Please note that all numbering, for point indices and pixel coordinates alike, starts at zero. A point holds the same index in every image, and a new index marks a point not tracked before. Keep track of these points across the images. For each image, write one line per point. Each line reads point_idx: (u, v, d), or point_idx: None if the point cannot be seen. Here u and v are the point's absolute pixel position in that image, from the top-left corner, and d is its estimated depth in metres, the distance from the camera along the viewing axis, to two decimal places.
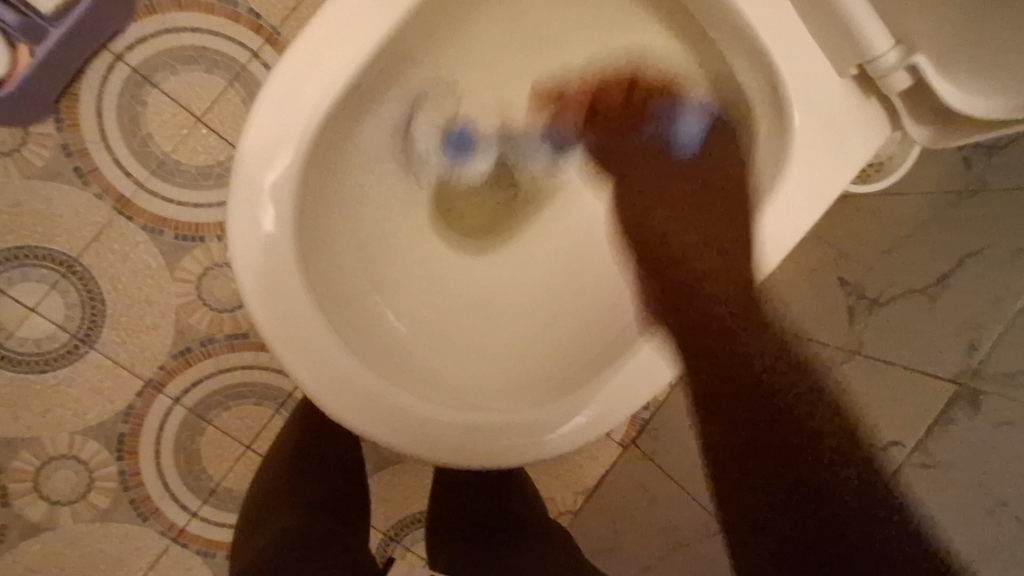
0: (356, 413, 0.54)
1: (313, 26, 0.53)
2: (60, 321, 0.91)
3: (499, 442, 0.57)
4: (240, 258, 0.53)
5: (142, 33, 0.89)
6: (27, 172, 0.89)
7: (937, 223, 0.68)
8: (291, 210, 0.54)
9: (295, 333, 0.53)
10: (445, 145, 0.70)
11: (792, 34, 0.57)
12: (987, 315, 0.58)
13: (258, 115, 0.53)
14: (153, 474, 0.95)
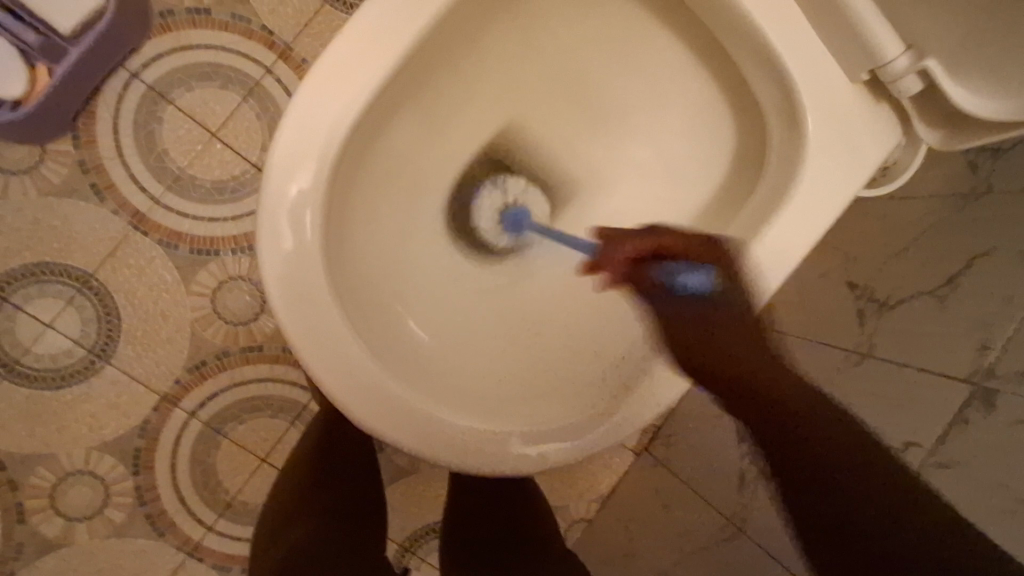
0: (384, 420, 0.55)
1: (336, 43, 0.54)
2: (77, 337, 0.91)
3: (528, 448, 0.57)
4: (267, 269, 0.54)
5: (157, 51, 0.91)
6: (45, 189, 0.90)
7: (947, 224, 0.69)
8: (318, 221, 0.55)
9: (323, 342, 0.54)
10: (502, 224, 0.73)
11: (803, 40, 0.58)
12: (1003, 314, 0.59)
13: (282, 130, 0.54)
14: (169, 488, 0.95)
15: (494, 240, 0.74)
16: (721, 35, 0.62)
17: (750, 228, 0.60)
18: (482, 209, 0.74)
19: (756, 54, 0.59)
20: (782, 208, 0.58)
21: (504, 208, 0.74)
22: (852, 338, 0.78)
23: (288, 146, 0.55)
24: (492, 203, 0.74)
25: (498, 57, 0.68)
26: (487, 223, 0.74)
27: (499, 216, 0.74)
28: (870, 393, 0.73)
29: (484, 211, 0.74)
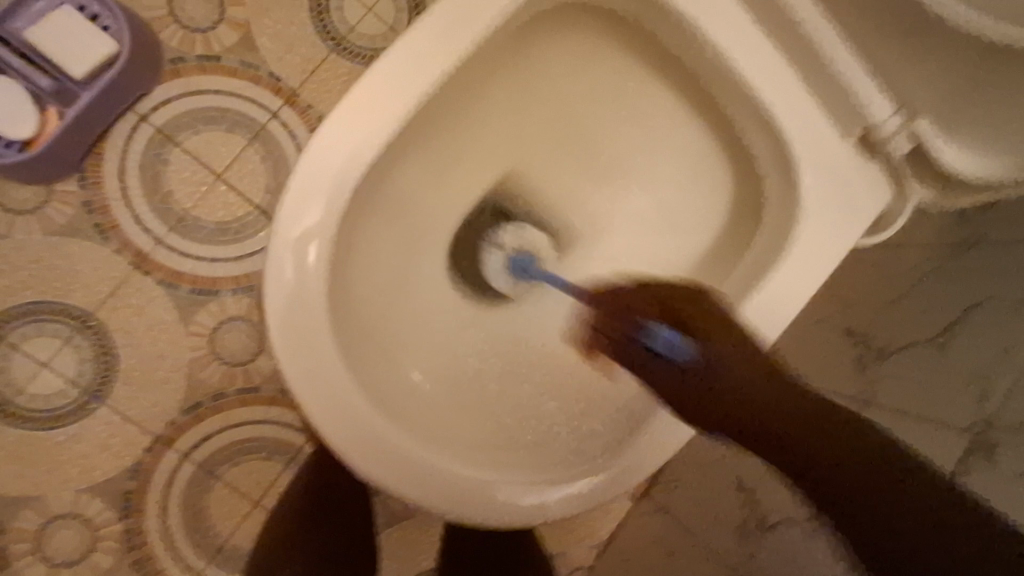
0: (384, 469, 0.54)
1: (349, 99, 0.55)
2: (72, 376, 0.91)
3: (531, 498, 0.57)
4: (273, 318, 0.54)
5: (167, 96, 0.93)
6: (48, 229, 0.90)
7: (938, 275, 0.70)
8: (323, 270, 0.55)
9: (327, 389, 0.54)
10: (511, 270, 0.73)
11: (801, 98, 0.59)
12: (1003, 363, 0.59)
13: (294, 181, 0.55)
14: (159, 532, 0.93)
15: (505, 286, 0.73)
16: (717, 93, 0.63)
17: (749, 279, 0.61)
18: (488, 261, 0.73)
19: (752, 111, 0.61)
20: (780, 260, 0.59)
21: (513, 253, 0.73)
22: (851, 386, 0.78)
23: (298, 196, 0.55)
24: (498, 251, 0.74)
25: (499, 109, 0.70)
26: (495, 272, 0.73)
27: (508, 263, 0.73)
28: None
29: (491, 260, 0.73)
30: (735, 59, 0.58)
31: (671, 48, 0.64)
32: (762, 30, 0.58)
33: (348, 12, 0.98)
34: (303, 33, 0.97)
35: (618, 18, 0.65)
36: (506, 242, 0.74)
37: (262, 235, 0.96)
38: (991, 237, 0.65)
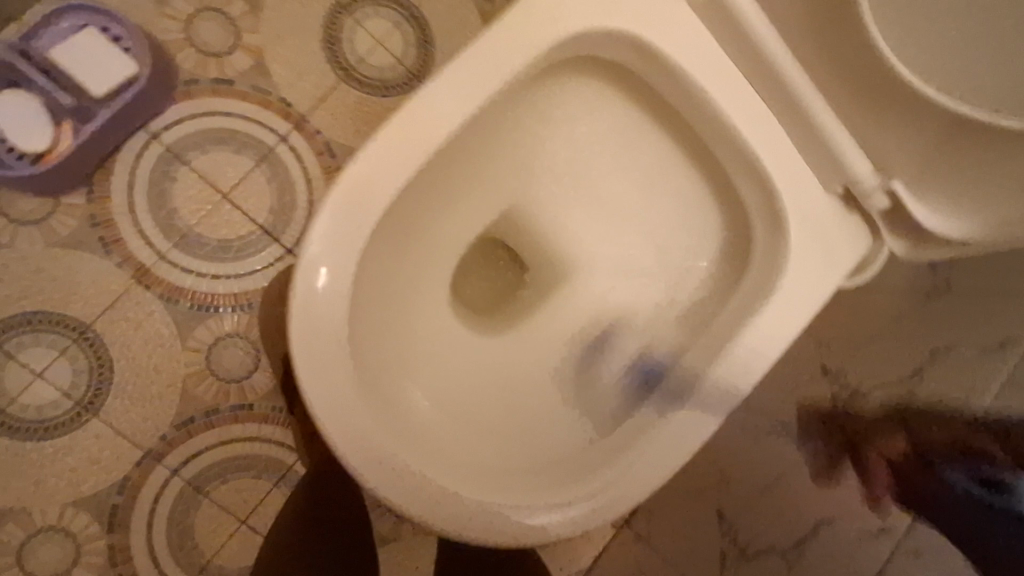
0: (395, 488, 0.56)
1: (376, 138, 0.58)
2: (66, 388, 0.91)
3: (533, 521, 0.59)
4: (295, 341, 0.56)
5: (178, 115, 0.96)
6: (52, 240, 0.91)
7: None
8: (344, 297, 0.58)
9: (340, 408, 0.56)
10: (634, 376, 0.72)
11: (790, 154, 0.63)
12: None
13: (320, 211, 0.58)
14: (143, 548, 0.93)
15: (617, 400, 0.71)
16: (710, 145, 0.68)
17: (739, 319, 0.65)
18: (608, 367, 0.74)
19: (743, 163, 0.65)
20: (767, 304, 0.63)
21: (635, 360, 0.74)
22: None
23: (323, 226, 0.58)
24: (624, 356, 0.74)
25: (507, 149, 0.74)
26: (614, 376, 0.73)
27: (629, 367, 0.73)
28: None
29: (615, 369, 0.74)
30: (730, 116, 0.63)
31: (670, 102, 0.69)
32: (755, 90, 0.63)
33: (359, 44, 1.02)
34: (314, 61, 1.00)
35: (624, 71, 0.70)
36: (631, 350, 0.75)
37: (264, 254, 0.98)
38: None
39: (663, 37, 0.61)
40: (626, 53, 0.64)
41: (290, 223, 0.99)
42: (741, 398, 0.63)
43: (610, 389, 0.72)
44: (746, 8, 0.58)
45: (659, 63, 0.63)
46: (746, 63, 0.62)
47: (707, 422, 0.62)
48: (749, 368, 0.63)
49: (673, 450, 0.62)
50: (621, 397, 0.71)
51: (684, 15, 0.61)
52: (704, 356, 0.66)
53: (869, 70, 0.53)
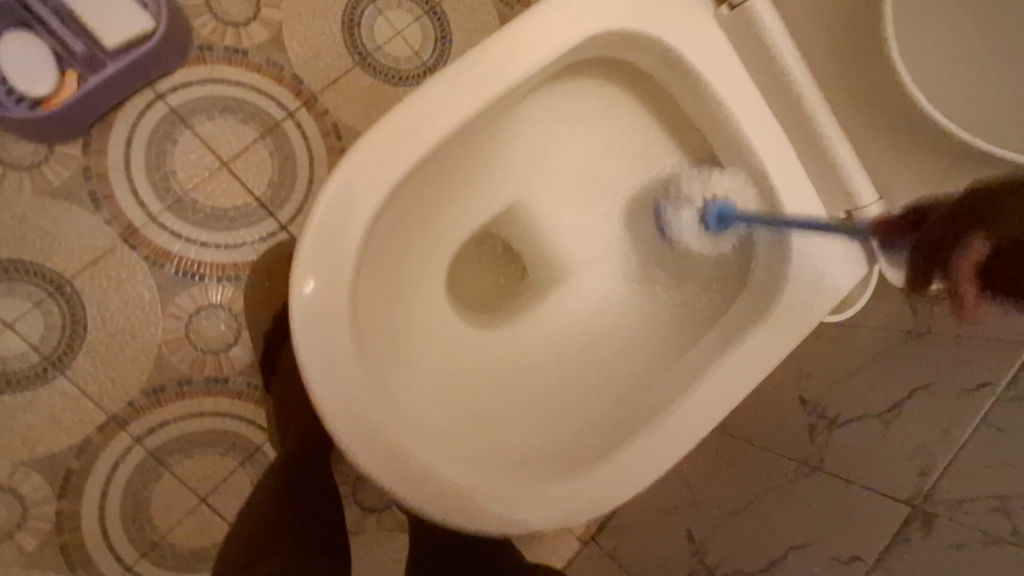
0: (380, 465, 0.55)
1: (401, 108, 0.58)
2: (35, 342, 0.88)
3: (515, 511, 0.58)
4: (299, 302, 0.55)
5: (187, 79, 0.94)
6: (40, 188, 0.89)
7: (884, 359, 0.73)
8: (350, 267, 0.57)
9: (335, 375, 0.55)
10: (706, 226, 0.69)
11: (798, 175, 0.65)
12: (941, 445, 0.63)
13: (338, 175, 0.57)
14: (94, 518, 0.89)
15: (703, 245, 0.70)
16: (721, 159, 0.69)
17: (733, 333, 0.66)
18: (679, 227, 0.70)
19: (751, 180, 0.66)
20: (762, 320, 0.64)
21: (702, 207, 0.68)
22: (804, 450, 0.81)
23: (340, 189, 0.57)
24: (687, 212, 0.70)
25: (520, 143, 0.75)
26: (687, 231, 0.70)
27: (698, 214, 0.69)
28: (817, 503, 0.77)
29: (681, 227, 0.70)
30: (744, 131, 0.64)
31: (688, 114, 0.70)
32: (771, 109, 0.65)
33: (377, 32, 1.02)
34: (330, 42, 1.00)
35: (648, 77, 0.70)
36: (693, 197, 0.69)
37: (256, 228, 0.96)
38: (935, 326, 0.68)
39: (691, 48, 0.63)
40: (650, 60, 0.65)
41: (288, 200, 0.97)
42: (728, 410, 0.64)
43: (689, 234, 0.69)
44: (772, 27, 0.61)
45: (683, 73, 0.64)
46: (766, 82, 0.63)
47: (694, 431, 0.63)
48: (738, 380, 0.63)
49: (661, 453, 0.62)
50: (710, 241, 0.70)
51: (711, 30, 0.63)
52: (694, 368, 0.67)
53: (885, 94, 0.55)
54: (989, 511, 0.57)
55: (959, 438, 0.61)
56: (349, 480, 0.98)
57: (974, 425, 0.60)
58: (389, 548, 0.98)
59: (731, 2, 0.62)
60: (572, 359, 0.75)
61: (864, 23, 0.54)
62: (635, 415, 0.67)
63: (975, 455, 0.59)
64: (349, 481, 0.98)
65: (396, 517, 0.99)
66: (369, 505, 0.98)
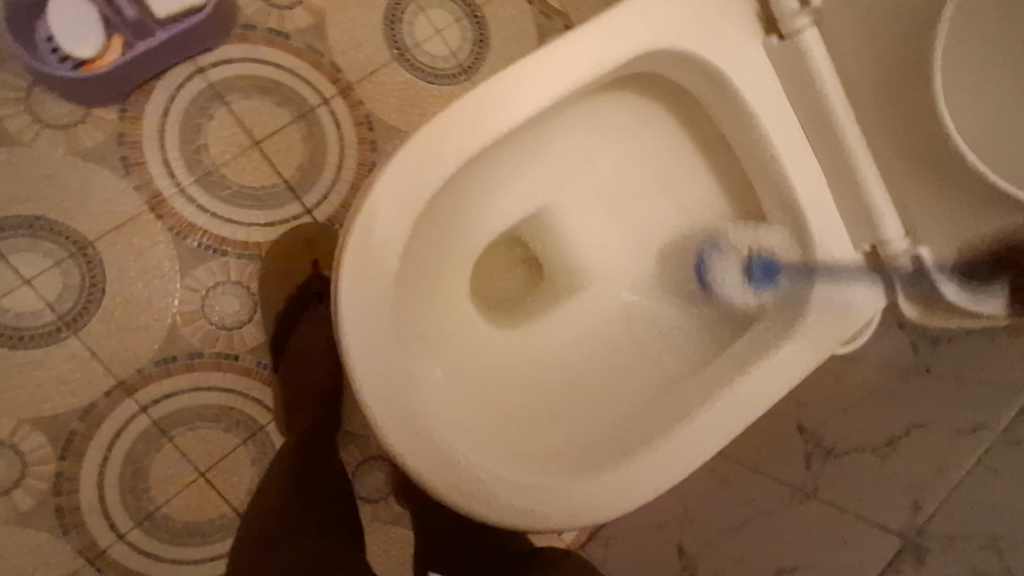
0: (412, 449, 0.58)
1: (457, 105, 0.59)
2: (52, 300, 0.88)
3: (534, 506, 0.61)
4: (345, 284, 0.57)
5: (229, 56, 0.95)
6: (73, 149, 0.89)
7: (883, 396, 0.71)
8: (397, 253, 0.58)
9: (373, 356, 0.57)
10: (750, 277, 0.71)
11: (829, 206, 0.67)
12: (935, 483, 0.63)
13: (392, 165, 0.58)
14: (92, 482, 0.89)
15: (744, 297, 0.71)
16: (754, 185, 0.71)
17: (751, 352, 0.68)
18: (723, 276, 0.72)
19: (783, 206, 0.68)
20: (780, 343, 0.67)
21: (747, 258, 0.72)
22: (797, 475, 0.78)
23: (391, 178, 0.57)
24: (733, 260, 0.73)
25: (560, 149, 0.76)
26: (731, 282, 0.72)
27: (743, 266, 0.72)
28: (802, 534, 0.74)
29: (726, 280, 0.72)
30: (780, 159, 0.67)
31: (728, 138, 0.71)
32: (808, 142, 0.67)
33: (418, 29, 1.03)
34: (372, 35, 1.01)
35: (691, 98, 0.72)
36: (741, 245, 0.73)
37: (281, 210, 0.97)
38: (936, 367, 0.67)
39: (739, 71, 0.65)
40: (698, 80, 0.67)
41: (316, 185, 0.98)
42: (747, 422, 0.66)
43: (736, 291, 0.72)
44: (819, 60, 0.64)
45: (729, 96, 0.66)
46: (807, 114, 0.66)
47: (711, 442, 0.65)
48: (750, 401, 0.66)
49: (671, 465, 0.64)
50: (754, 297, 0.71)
51: (761, 57, 0.66)
52: (713, 382, 0.68)
53: (926, 135, 0.58)
54: (981, 550, 0.57)
55: (956, 476, 0.61)
56: (352, 467, 0.99)
57: (969, 466, 0.61)
58: (381, 540, 0.98)
59: (782, 33, 0.65)
60: (588, 364, 0.77)
61: (915, 66, 0.56)
62: (648, 427, 0.69)
63: (971, 496, 0.60)
64: (351, 468, 0.99)
65: (391, 510, 0.99)
66: (367, 494, 0.99)
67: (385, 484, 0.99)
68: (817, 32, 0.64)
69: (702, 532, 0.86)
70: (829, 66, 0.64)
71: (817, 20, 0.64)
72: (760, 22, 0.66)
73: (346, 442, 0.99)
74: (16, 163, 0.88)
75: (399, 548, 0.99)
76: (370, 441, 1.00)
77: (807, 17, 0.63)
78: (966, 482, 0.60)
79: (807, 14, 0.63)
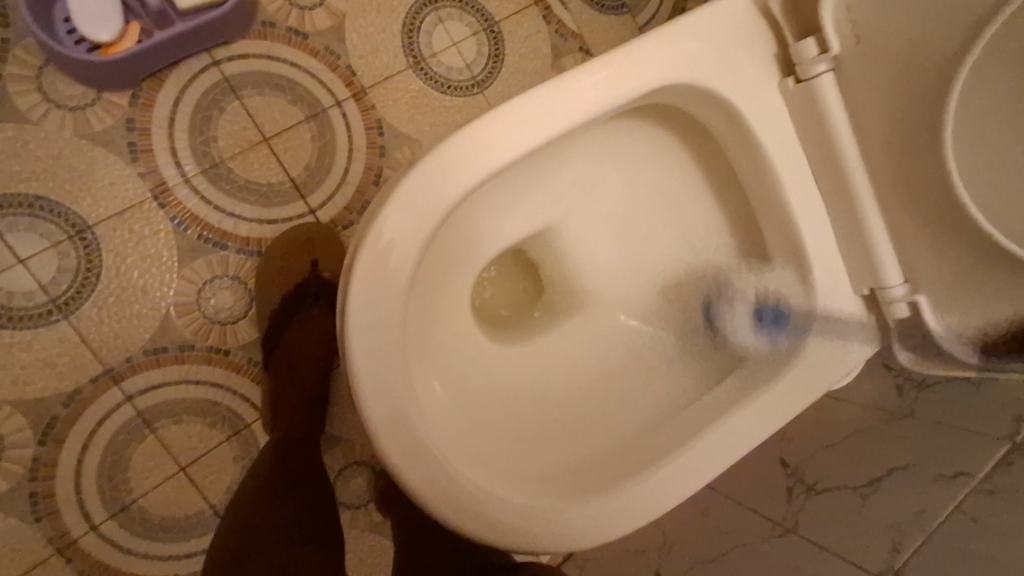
0: (406, 458, 0.58)
1: (481, 122, 0.59)
2: (45, 281, 0.87)
3: (524, 525, 0.61)
4: (356, 293, 0.57)
5: (246, 51, 0.95)
6: (80, 131, 0.88)
7: (869, 435, 0.72)
8: (409, 265, 0.58)
9: (378, 366, 0.57)
10: (759, 321, 0.72)
11: (831, 249, 0.69)
12: (914, 524, 0.62)
13: (411, 177, 0.58)
14: (69, 469, 0.87)
15: (757, 342, 0.72)
16: (761, 222, 0.73)
17: (749, 385, 0.69)
18: (734, 320, 0.73)
19: (787, 245, 0.70)
20: (777, 380, 0.68)
21: (758, 300, 0.73)
22: (778, 511, 0.77)
23: (409, 190, 0.58)
24: (741, 307, 0.74)
25: (573, 170, 0.76)
26: (738, 322, 0.73)
27: (751, 311, 0.73)
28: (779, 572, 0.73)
29: (732, 321, 0.74)
30: (788, 198, 0.68)
31: (739, 175, 0.73)
32: (815, 184, 0.69)
33: (435, 39, 1.03)
34: (389, 41, 1.01)
35: (704, 131, 0.74)
36: (748, 290, 0.74)
37: (285, 208, 0.97)
38: (919, 412, 0.68)
39: (756, 111, 0.67)
40: (715, 116, 0.69)
41: (322, 186, 0.98)
42: (739, 455, 0.67)
43: (747, 336, 0.73)
44: (832, 106, 0.65)
45: (743, 135, 0.68)
46: (818, 157, 0.68)
47: (701, 473, 0.66)
48: (744, 434, 0.67)
49: (663, 493, 0.65)
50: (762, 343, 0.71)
51: (777, 98, 0.67)
52: (706, 414, 0.69)
53: (935, 188, 0.60)
54: None
55: (936, 520, 0.60)
56: (332, 472, 0.98)
57: (948, 510, 0.60)
58: (357, 547, 0.98)
59: (799, 76, 0.66)
60: (586, 385, 0.78)
61: (930, 120, 0.58)
62: (642, 452, 0.69)
63: (950, 542, 0.58)
64: (332, 472, 0.98)
65: (370, 517, 0.98)
66: (348, 500, 0.98)
67: (366, 491, 0.99)
68: (833, 78, 0.66)
69: (680, 561, 0.84)
70: (842, 113, 0.66)
71: (835, 66, 0.65)
72: (778, 64, 0.67)
73: (331, 446, 0.98)
74: (21, 141, 0.87)
75: (375, 556, 0.98)
76: (355, 446, 0.99)
77: (825, 63, 0.65)
78: (946, 526, 0.59)
79: (825, 60, 0.65)
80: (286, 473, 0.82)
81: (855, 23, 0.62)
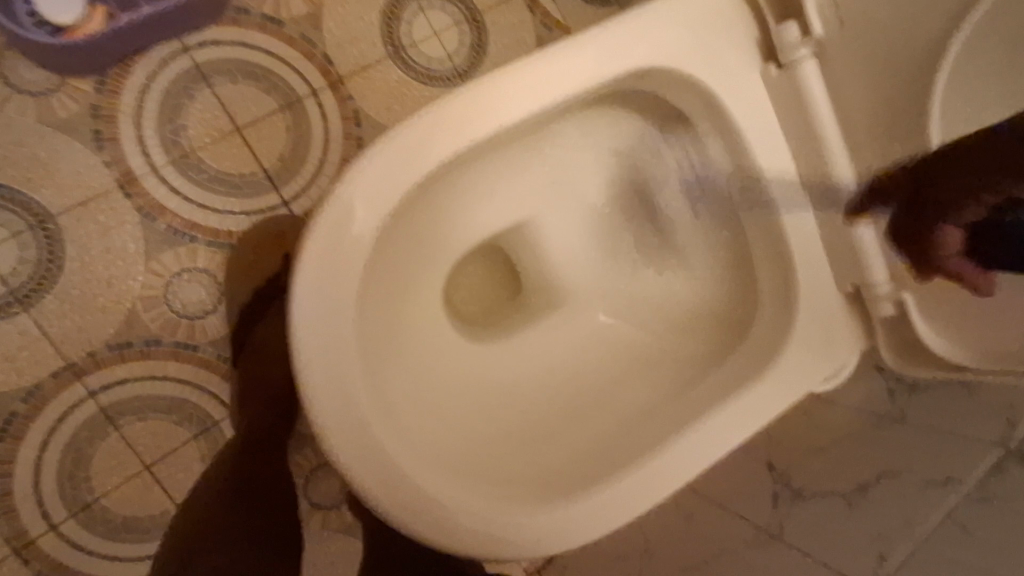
0: (361, 462, 0.55)
1: (446, 104, 0.56)
2: (5, 273, 0.84)
3: (486, 530, 0.58)
4: (307, 284, 0.54)
5: (218, 37, 0.92)
6: (44, 117, 0.86)
7: (856, 439, 0.68)
8: (365, 254, 0.55)
9: (329, 362, 0.55)
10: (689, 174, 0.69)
11: (815, 244, 0.66)
12: (899, 534, 0.59)
13: (371, 160, 0.55)
14: (29, 467, 0.85)
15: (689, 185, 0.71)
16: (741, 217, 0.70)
17: (728, 385, 0.66)
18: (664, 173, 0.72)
19: (769, 242, 0.67)
20: (756, 380, 0.65)
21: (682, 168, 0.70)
22: (762, 515, 0.73)
23: (367, 175, 0.55)
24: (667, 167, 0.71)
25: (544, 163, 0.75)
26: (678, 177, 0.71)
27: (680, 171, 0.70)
28: None
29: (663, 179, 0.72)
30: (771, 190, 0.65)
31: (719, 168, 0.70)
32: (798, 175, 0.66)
33: (415, 28, 1.00)
34: (368, 30, 0.98)
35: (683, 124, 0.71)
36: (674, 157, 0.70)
37: (258, 199, 0.93)
38: (911, 416, 0.64)
39: (735, 98, 0.64)
40: (693, 104, 0.66)
41: (296, 176, 0.95)
42: (716, 458, 0.64)
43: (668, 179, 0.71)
44: (817, 94, 0.62)
45: (722, 123, 0.65)
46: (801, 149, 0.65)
47: (676, 477, 0.63)
48: (723, 438, 0.64)
49: (636, 496, 0.62)
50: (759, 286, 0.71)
51: (758, 86, 0.64)
52: (682, 416, 0.66)
53: None
54: None
55: (922, 529, 0.57)
56: (302, 473, 0.95)
57: (934, 519, 0.57)
58: (328, 550, 0.95)
59: (781, 62, 0.63)
60: (561, 384, 0.75)
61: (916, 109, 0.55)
62: (616, 453, 0.66)
63: (937, 551, 0.55)
64: (303, 473, 0.95)
65: (341, 519, 0.95)
66: (319, 501, 0.95)
67: (338, 492, 0.96)
68: (817, 64, 0.63)
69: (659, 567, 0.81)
70: (826, 103, 0.63)
71: (818, 53, 0.62)
72: (760, 51, 0.65)
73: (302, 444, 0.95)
74: None
75: (346, 559, 0.95)
76: None
77: (809, 48, 0.62)
78: (932, 536, 0.56)
79: (808, 45, 0.62)
80: (249, 473, 0.79)
81: (841, 7, 0.59)
